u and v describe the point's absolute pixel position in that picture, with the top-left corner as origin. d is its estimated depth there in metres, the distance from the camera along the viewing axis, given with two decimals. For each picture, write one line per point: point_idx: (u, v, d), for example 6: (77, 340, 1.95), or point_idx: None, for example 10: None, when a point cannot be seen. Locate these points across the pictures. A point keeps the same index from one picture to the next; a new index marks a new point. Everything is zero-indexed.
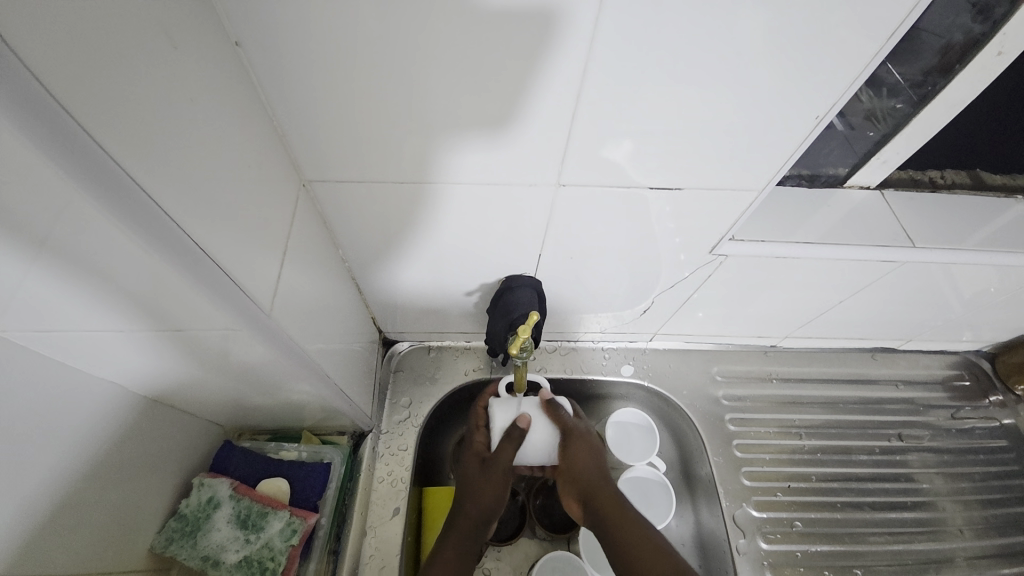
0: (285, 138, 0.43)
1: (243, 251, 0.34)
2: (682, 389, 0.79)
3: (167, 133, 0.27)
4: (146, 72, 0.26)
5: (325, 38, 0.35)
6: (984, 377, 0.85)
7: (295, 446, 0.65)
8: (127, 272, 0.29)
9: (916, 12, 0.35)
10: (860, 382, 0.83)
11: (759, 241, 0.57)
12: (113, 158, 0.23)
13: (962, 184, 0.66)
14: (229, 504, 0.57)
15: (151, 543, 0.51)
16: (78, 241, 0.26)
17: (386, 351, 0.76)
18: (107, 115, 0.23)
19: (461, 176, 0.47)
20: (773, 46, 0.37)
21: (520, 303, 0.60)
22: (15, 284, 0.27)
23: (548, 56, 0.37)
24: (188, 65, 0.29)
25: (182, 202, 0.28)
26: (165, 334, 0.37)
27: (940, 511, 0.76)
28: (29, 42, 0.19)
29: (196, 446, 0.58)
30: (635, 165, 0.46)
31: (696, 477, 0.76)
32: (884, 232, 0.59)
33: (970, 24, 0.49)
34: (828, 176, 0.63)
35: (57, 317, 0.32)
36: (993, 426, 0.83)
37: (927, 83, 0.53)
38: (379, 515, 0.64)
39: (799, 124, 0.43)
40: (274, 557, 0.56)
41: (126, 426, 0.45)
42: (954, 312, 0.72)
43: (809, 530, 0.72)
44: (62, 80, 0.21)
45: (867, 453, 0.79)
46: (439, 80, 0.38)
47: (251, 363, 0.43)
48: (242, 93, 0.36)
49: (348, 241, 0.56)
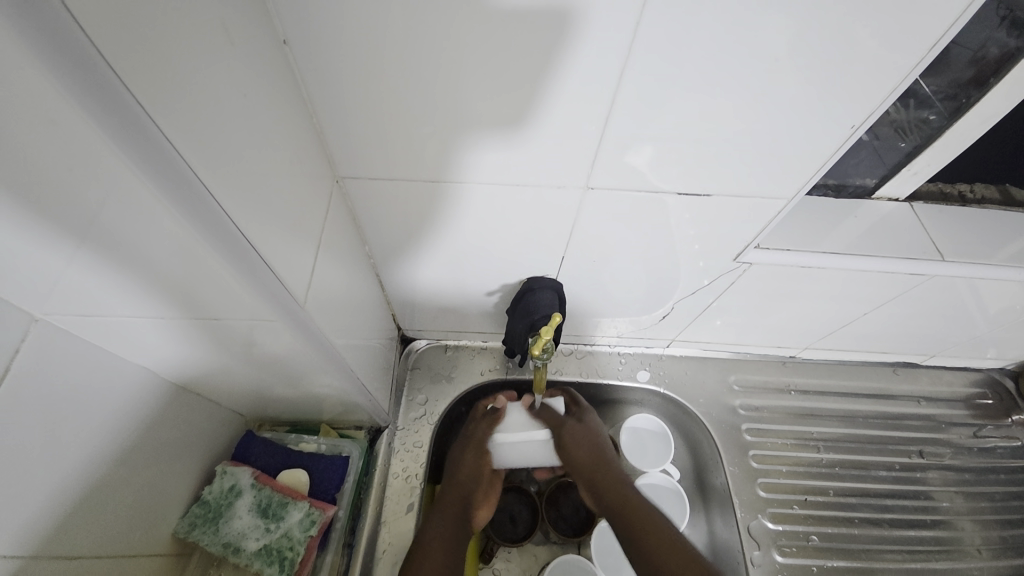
0: (321, 135, 0.44)
1: (279, 242, 0.35)
2: (698, 397, 0.78)
3: (219, 125, 0.28)
4: (204, 65, 0.26)
5: (369, 41, 0.36)
6: (1008, 396, 0.83)
7: (314, 439, 0.66)
8: (166, 256, 0.29)
9: (957, 27, 0.35)
10: (881, 397, 0.82)
11: (786, 249, 0.57)
12: (164, 136, 0.24)
13: (990, 200, 0.65)
14: (250, 493, 0.58)
15: (175, 528, 0.53)
16: (125, 225, 0.26)
17: (404, 348, 0.77)
18: (160, 95, 0.23)
19: (488, 176, 0.47)
20: (808, 56, 0.37)
21: (542, 305, 0.60)
22: (65, 268, 0.28)
23: (584, 60, 0.37)
24: (241, 60, 0.30)
25: (228, 192, 0.29)
26: (197, 321, 0.37)
27: (959, 531, 0.75)
28: (95, 17, 0.20)
29: (219, 435, 0.59)
30: (658, 172, 0.47)
31: (711, 486, 0.76)
32: (912, 245, 0.59)
33: (1005, 39, 0.49)
34: (856, 187, 0.63)
35: (98, 302, 0.33)
36: (1015, 445, 0.81)
37: (960, 96, 0.52)
38: (393, 510, 0.65)
39: (833, 133, 0.43)
40: (292, 546, 0.56)
41: (155, 411, 0.47)
42: (979, 329, 0.71)
43: (824, 544, 0.72)
44: (132, 72, 0.22)
45: (886, 469, 0.78)
46: (472, 81, 0.39)
47: (278, 354, 0.44)
48: (285, 91, 0.37)
49: (373, 238, 0.56)
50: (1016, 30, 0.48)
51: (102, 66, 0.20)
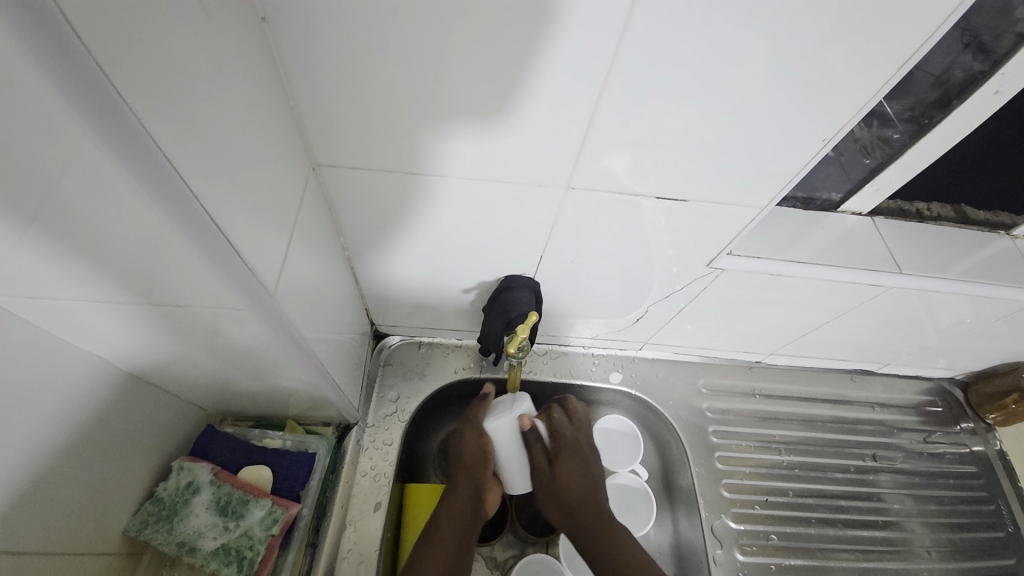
0: (300, 119, 0.42)
1: (252, 228, 0.34)
2: (668, 399, 0.80)
3: (194, 104, 0.27)
4: (180, 40, 0.25)
5: (350, 25, 0.35)
6: (956, 405, 0.88)
7: (280, 435, 0.64)
8: (127, 237, 0.28)
9: (923, 51, 0.37)
10: (839, 402, 0.86)
11: (756, 257, 0.58)
12: (133, 113, 0.22)
13: (946, 218, 0.68)
14: (209, 490, 0.55)
15: (125, 526, 0.50)
16: (83, 205, 0.25)
17: (377, 344, 0.75)
18: (128, 67, 0.22)
19: (465, 169, 0.47)
20: (786, 68, 0.38)
21: (518, 304, 0.60)
22: (13, 247, 0.27)
23: (567, 57, 0.37)
24: (218, 35, 0.29)
25: (201, 174, 0.28)
26: (160, 308, 0.35)
27: (908, 532, 0.79)
28: None
29: (177, 429, 0.56)
30: (635, 176, 0.47)
31: (677, 486, 0.77)
32: (874, 257, 0.61)
33: (970, 63, 0.51)
34: (823, 201, 0.65)
35: (44, 283, 0.30)
36: (962, 451, 0.86)
37: (923, 116, 0.55)
38: (360, 509, 0.64)
39: (807, 146, 0.44)
40: (252, 546, 0.54)
41: (108, 401, 0.44)
42: (930, 340, 0.75)
43: (783, 544, 0.74)
44: (106, 49, 0.21)
45: (842, 472, 0.81)
46: (458, 72, 0.38)
47: (245, 344, 0.42)
48: (261, 68, 0.36)
49: (348, 228, 0.55)
50: (982, 54, 0.50)
51: (62, 22, 0.19)
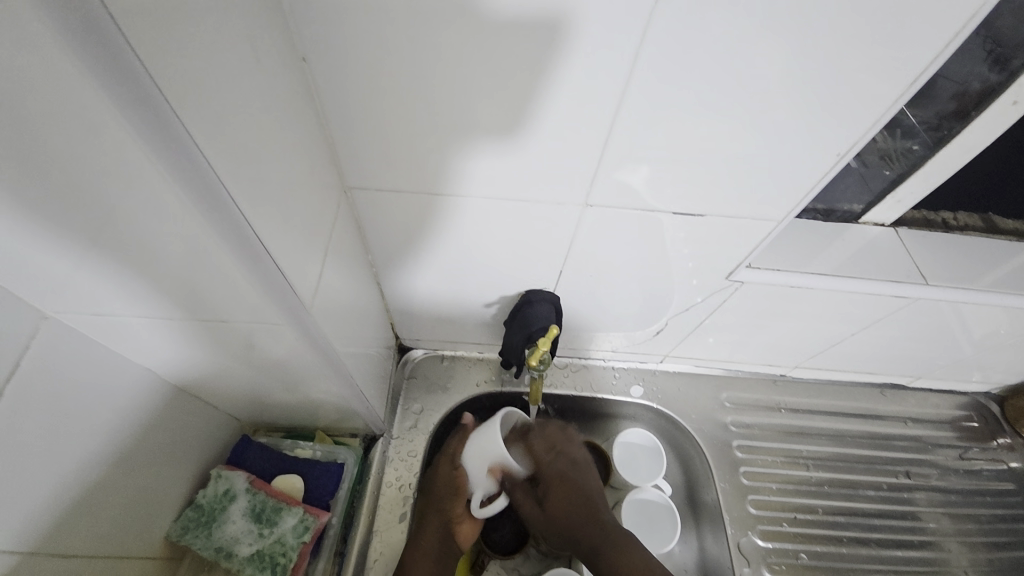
0: (334, 147, 0.45)
1: (291, 248, 0.36)
2: (690, 412, 0.79)
3: (246, 137, 0.30)
4: (235, 80, 0.28)
5: (381, 61, 0.38)
6: (993, 420, 0.85)
7: (310, 445, 0.66)
8: (180, 257, 0.30)
9: (938, 62, 0.37)
10: (869, 417, 0.83)
11: (776, 270, 0.58)
12: (180, 123, 0.24)
13: (974, 228, 0.67)
14: (245, 497, 0.58)
15: (167, 531, 0.53)
16: (145, 228, 0.28)
17: (401, 358, 0.77)
18: (192, 107, 0.25)
19: (486, 188, 0.49)
20: (798, 83, 0.39)
21: (539, 317, 0.62)
22: (82, 268, 0.30)
23: (582, 81, 0.39)
24: (267, 74, 0.32)
25: (249, 198, 0.30)
26: (203, 324, 0.38)
27: (945, 552, 0.76)
28: (139, 28, 0.21)
29: (215, 439, 0.59)
30: (651, 190, 0.48)
31: (701, 502, 0.76)
32: (897, 268, 0.61)
33: (986, 75, 0.50)
34: (844, 212, 0.65)
35: (104, 301, 0.33)
36: (1001, 468, 0.82)
37: (943, 127, 0.55)
38: (386, 520, 0.65)
39: (821, 159, 0.45)
40: (285, 553, 0.57)
41: (156, 412, 0.47)
42: (964, 352, 0.73)
43: (813, 563, 0.72)
44: (176, 92, 0.24)
45: (874, 489, 0.79)
46: (479, 98, 0.41)
47: (280, 357, 0.45)
48: (301, 102, 0.39)
49: (376, 248, 0.58)
50: (998, 66, 0.49)
51: (142, 71, 0.22)
